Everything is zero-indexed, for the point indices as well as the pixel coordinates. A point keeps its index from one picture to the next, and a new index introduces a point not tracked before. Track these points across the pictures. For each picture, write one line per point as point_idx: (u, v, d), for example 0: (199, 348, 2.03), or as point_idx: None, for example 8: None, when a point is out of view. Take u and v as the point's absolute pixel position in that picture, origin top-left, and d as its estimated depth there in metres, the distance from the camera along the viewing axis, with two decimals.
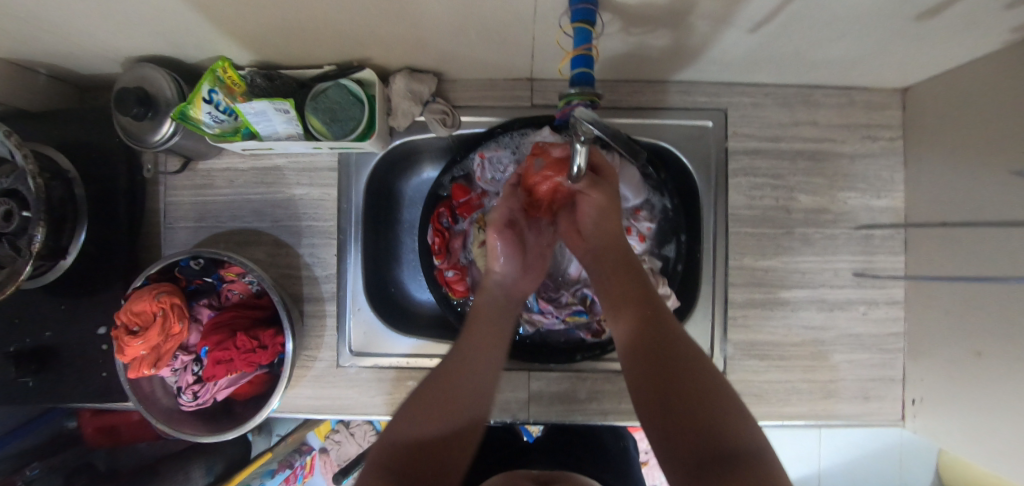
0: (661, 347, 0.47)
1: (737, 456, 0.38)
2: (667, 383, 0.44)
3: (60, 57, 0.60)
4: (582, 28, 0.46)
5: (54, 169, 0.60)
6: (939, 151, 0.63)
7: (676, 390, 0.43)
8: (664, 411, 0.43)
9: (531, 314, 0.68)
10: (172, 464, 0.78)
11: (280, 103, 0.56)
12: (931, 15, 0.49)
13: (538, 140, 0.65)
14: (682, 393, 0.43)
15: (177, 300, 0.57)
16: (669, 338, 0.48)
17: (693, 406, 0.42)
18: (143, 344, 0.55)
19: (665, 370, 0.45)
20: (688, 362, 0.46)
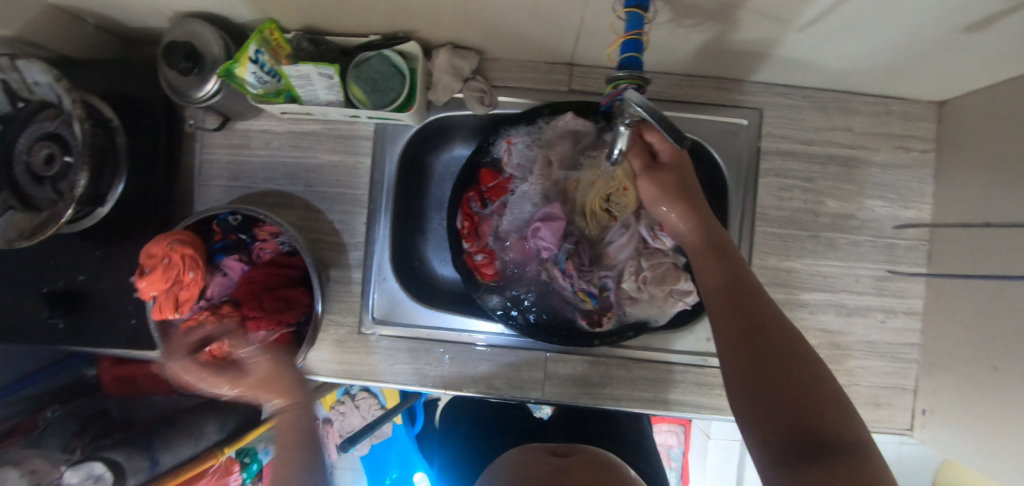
0: (757, 329, 0.42)
1: (836, 447, 0.33)
2: (768, 372, 0.38)
3: (112, 7, 0.61)
4: (635, 13, 0.47)
5: (97, 117, 0.60)
6: (971, 166, 0.63)
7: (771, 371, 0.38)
8: (759, 395, 0.38)
9: (553, 269, 0.66)
10: (187, 418, 0.80)
11: (324, 68, 0.56)
12: (981, 28, 0.49)
13: (561, 124, 0.66)
14: (785, 386, 0.37)
15: (190, 252, 0.57)
16: (767, 320, 0.42)
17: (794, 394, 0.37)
18: (154, 286, 0.57)
19: (762, 358, 0.39)
20: (793, 353, 0.39)
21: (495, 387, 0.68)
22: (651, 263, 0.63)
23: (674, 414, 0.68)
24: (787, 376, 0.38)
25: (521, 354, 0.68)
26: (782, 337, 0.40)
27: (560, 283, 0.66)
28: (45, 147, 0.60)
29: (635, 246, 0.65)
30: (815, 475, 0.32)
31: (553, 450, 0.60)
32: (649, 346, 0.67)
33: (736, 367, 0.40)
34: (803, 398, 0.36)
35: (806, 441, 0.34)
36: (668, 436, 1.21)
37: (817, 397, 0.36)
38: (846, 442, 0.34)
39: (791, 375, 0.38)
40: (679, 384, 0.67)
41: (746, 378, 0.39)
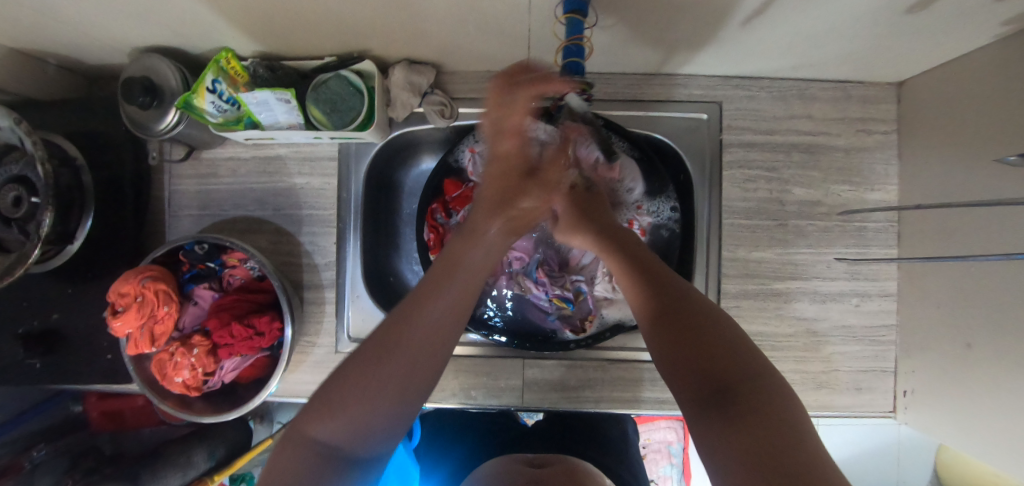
0: (668, 303, 0.45)
1: (745, 384, 0.36)
2: (676, 333, 0.42)
3: (69, 47, 0.61)
4: (575, 18, 0.47)
5: (62, 156, 0.61)
6: (932, 145, 0.63)
7: (679, 328, 0.42)
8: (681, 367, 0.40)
9: (525, 280, 0.69)
10: (174, 448, 0.80)
11: (280, 92, 0.57)
12: (922, 8, 0.49)
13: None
14: (691, 342, 0.41)
15: (162, 286, 0.58)
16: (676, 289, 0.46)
17: (698, 345, 0.40)
18: (128, 325, 0.56)
19: (678, 327, 0.42)
20: (697, 313, 0.43)
21: (474, 397, 0.68)
22: None
23: (644, 412, 0.68)
24: (701, 339, 0.40)
25: (499, 363, 0.68)
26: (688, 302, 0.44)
27: (534, 294, 0.69)
28: (12, 190, 0.60)
29: None
30: (719, 423, 0.35)
31: (531, 461, 0.59)
32: (625, 346, 0.68)
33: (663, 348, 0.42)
34: (707, 350, 0.40)
35: (715, 388, 0.37)
36: (666, 433, 1.20)
37: (731, 346, 0.39)
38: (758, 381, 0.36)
39: (696, 331, 0.41)
40: (648, 381, 0.67)
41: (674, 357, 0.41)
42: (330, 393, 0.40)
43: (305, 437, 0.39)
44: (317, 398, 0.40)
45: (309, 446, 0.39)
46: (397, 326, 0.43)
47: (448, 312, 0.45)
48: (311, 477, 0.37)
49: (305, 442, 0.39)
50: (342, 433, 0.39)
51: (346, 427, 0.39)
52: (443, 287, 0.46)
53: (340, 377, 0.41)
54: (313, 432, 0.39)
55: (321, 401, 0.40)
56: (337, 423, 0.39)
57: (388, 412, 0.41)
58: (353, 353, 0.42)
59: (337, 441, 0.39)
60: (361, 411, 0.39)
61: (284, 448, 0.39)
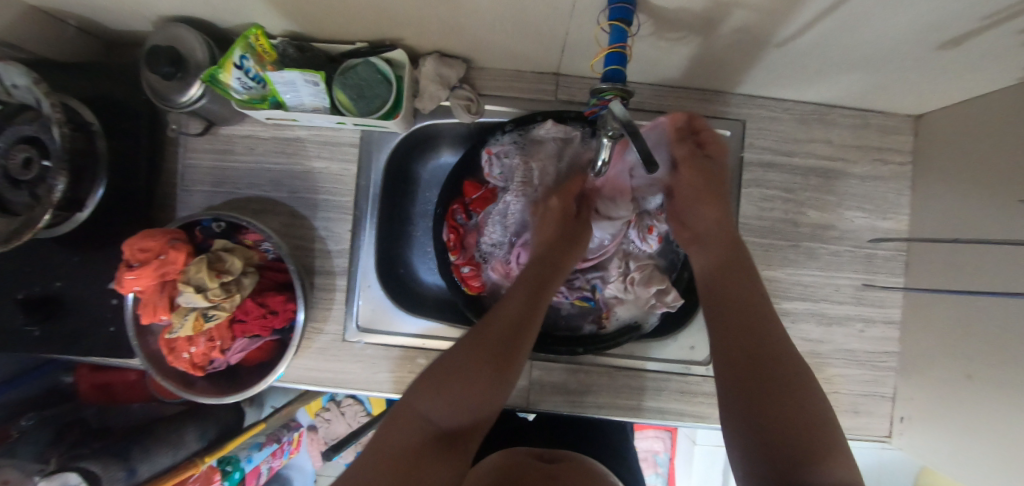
0: (770, 356, 0.48)
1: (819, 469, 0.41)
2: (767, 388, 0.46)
3: (94, 9, 0.60)
4: (618, 26, 0.47)
5: (77, 121, 0.59)
6: (946, 179, 0.65)
7: (770, 374, 0.46)
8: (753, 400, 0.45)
9: None
10: (166, 424, 0.78)
11: (310, 75, 0.56)
12: (953, 45, 0.50)
13: (541, 133, 0.65)
14: (775, 395, 0.45)
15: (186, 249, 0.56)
16: (782, 362, 0.47)
17: (784, 405, 0.44)
18: (136, 281, 0.54)
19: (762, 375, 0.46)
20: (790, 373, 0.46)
21: None
22: (639, 265, 0.65)
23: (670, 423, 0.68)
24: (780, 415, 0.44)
25: None
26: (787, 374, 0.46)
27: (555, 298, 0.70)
28: (23, 150, 0.58)
29: (620, 248, 0.67)
30: None
31: (539, 454, 0.60)
32: (632, 354, 0.68)
33: (742, 398, 0.46)
34: (791, 416, 0.44)
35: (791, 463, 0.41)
36: (654, 442, 1.21)
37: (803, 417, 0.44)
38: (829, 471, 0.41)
39: (786, 392, 0.45)
40: (649, 392, 0.68)
41: (752, 412, 0.45)
42: (439, 379, 0.48)
43: (412, 412, 0.47)
44: (422, 383, 0.49)
45: (419, 422, 0.47)
46: (487, 318, 0.54)
47: (518, 321, 0.53)
48: (408, 447, 0.45)
49: (416, 419, 0.47)
50: (443, 414, 0.47)
51: (448, 410, 0.47)
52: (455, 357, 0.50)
53: (433, 371, 0.49)
54: (421, 411, 0.47)
55: (431, 380, 0.48)
56: (440, 403, 0.47)
57: (465, 406, 0.48)
58: (457, 342, 0.52)
59: (434, 418, 0.47)
60: (462, 398, 0.48)
61: (391, 423, 0.47)
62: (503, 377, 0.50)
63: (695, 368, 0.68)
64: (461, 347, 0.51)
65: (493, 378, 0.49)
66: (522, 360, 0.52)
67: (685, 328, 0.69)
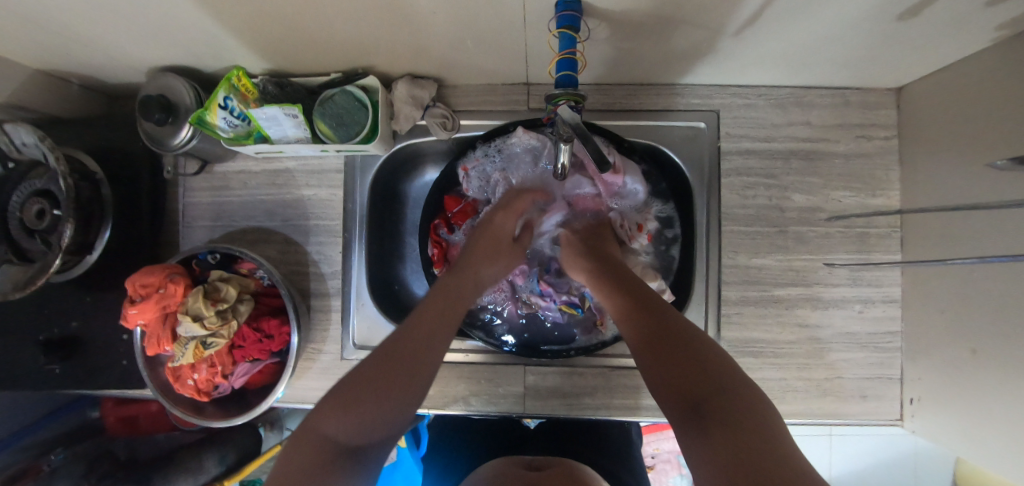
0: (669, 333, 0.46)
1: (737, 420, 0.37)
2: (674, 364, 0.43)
3: (91, 67, 0.65)
4: (567, 33, 0.48)
5: (82, 171, 0.64)
6: (933, 149, 0.63)
7: (672, 352, 0.44)
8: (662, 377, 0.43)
9: (532, 295, 0.71)
10: (186, 452, 0.81)
11: (289, 108, 0.59)
12: (912, 15, 0.49)
13: (516, 143, 0.68)
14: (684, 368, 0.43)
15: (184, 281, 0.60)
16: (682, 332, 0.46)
17: (694, 376, 0.42)
18: (139, 315, 0.58)
19: (666, 351, 0.45)
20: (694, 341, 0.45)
21: (473, 404, 0.69)
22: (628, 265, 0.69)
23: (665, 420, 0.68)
24: (694, 385, 0.41)
25: (499, 369, 0.69)
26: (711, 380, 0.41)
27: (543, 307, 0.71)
28: (35, 203, 0.62)
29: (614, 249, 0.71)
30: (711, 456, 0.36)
31: (529, 463, 0.60)
32: (625, 353, 0.68)
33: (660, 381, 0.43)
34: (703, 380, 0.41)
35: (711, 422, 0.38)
36: (676, 443, 1.19)
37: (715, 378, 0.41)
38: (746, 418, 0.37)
39: (692, 362, 0.43)
40: (649, 389, 0.68)
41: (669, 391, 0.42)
42: (345, 395, 0.45)
43: (315, 432, 0.43)
44: (332, 399, 0.45)
45: (329, 443, 0.42)
46: (407, 327, 0.51)
47: (438, 327, 0.52)
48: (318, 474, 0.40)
49: (319, 440, 0.43)
50: (351, 432, 0.43)
51: (357, 426, 0.44)
52: (382, 363, 0.47)
53: (352, 382, 0.46)
54: (324, 429, 0.43)
55: (337, 399, 0.45)
56: (346, 419, 0.44)
57: (382, 421, 0.45)
58: (375, 349, 0.50)
59: (346, 437, 0.43)
60: (374, 412, 0.44)
61: (293, 448, 0.43)
62: (423, 372, 0.49)
63: None
64: (396, 341, 0.49)
65: (405, 389, 0.47)
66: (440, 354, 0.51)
67: None
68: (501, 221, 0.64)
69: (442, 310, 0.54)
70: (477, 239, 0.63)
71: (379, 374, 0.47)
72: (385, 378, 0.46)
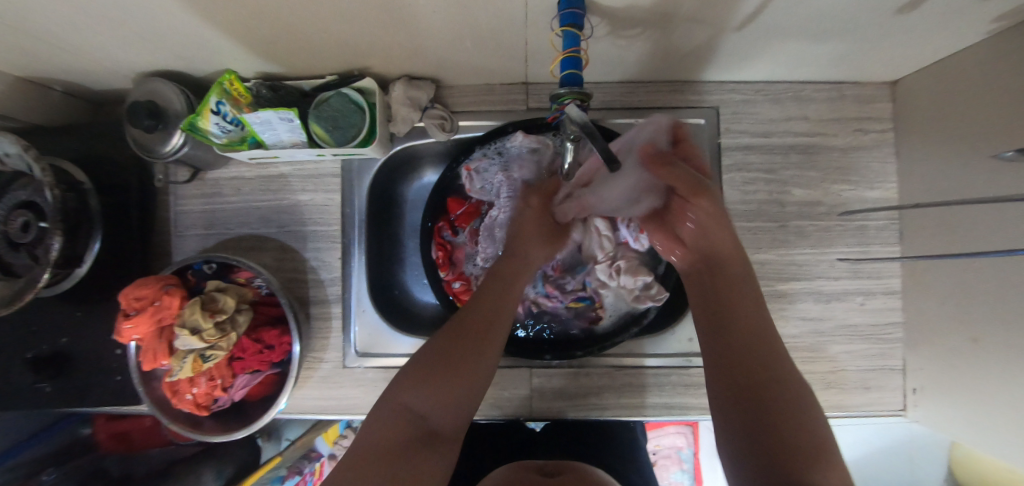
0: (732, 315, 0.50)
1: (783, 410, 0.42)
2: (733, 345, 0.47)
3: (75, 73, 0.62)
4: (570, 32, 0.48)
5: (69, 181, 0.61)
6: (929, 142, 0.64)
7: (734, 331, 0.48)
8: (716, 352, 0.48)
9: (538, 295, 0.70)
10: (183, 467, 0.79)
11: (284, 112, 0.58)
12: (910, 10, 0.50)
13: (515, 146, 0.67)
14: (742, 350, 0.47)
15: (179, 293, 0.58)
16: (747, 317, 0.49)
17: (752, 360, 0.46)
18: (133, 329, 0.56)
19: (730, 329, 0.49)
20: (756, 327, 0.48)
21: (478, 408, 0.68)
22: (624, 253, 0.65)
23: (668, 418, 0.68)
24: (749, 367, 0.45)
25: (505, 372, 0.69)
26: (764, 372, 0.45)
27: (549, 306, 0.71)
28: (21, 215, 0.60)
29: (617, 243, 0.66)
30: (748, 438, 0.41)
31: (541, 469, 0.60)
32: (631, 352, 0.68)
33: (714, 355, 0.48)
34: (756, 365, 0.45)
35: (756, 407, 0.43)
36: (676, 438, 1.18)
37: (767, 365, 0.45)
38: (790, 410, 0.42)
39: (748, 347, 0.47)
40: (655, 388, 0.67)
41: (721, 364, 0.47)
42: (419, 374, 0.49)
43: (398, 405, 0.48)
44: (408, 374, 0.49)
45: (407, 413, 0.47)
46: (476, 301, 0.55)
47: (498, 309, 0.55)
48: (400, 440, 0.46)
49: (400, 412, 0.47)
50: (428, 406, 0.48)
51: (434, 401, 0.48)
52: (454, 341, 0.51)
53: (424, 359, 0.50)
54: (405, 401, 0.48)
55: (415, 373, 0.49)
56: (424, 393, 0.48)
57: (455, 400, 0.49)
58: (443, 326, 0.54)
59: (424, 412, 0.48)
60: (446, 389, 0.49)
61: (373, 421, 0.47)
62: (491, 347, 0.52)
63: (696, 360, 0.68)
64: (465, 317, 0.53)
65: (473, 367, 0.51)
66: (504, 332, 0.54)
67: (682, 321, 0.69)
68: (538, 207, 0.63)
69: (506, 290, 0.56)
70: (522, 229, 0.62)
71: (450, 352, 0.51)
72: (456, 356, 0.50)
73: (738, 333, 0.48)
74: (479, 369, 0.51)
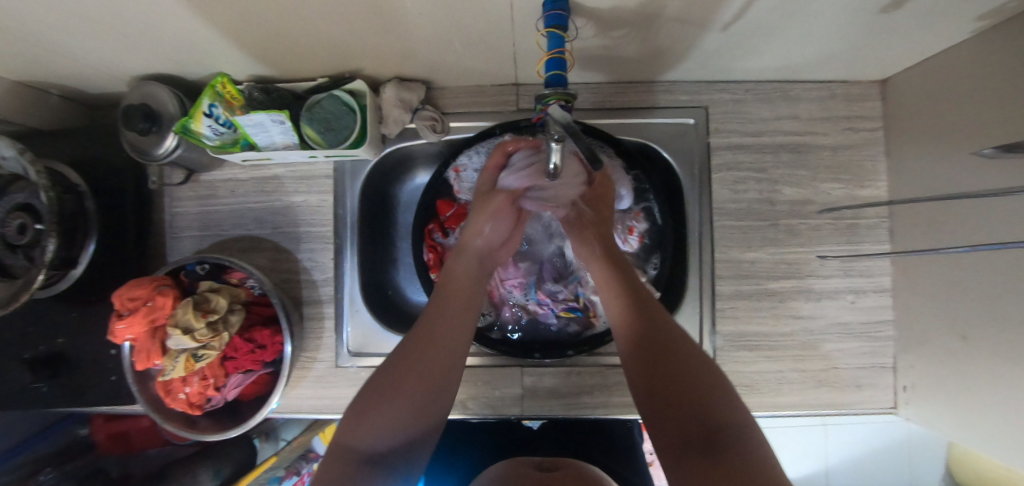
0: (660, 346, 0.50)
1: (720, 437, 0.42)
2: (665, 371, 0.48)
3: (70, 77, 0.63)
4: (555, 33, 0.48)
5: (65, 183, 0.62)
6: (918, 140, 0.64)
7: (665, 358, 0.49)
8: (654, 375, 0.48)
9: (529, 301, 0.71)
10: (181, 467, 0.80)
11: (275, 114, 0.58)
12: (895, 8, 0.50)
13: None
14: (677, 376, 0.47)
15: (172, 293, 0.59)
16: (669, 343, 0.50)
17: (689, 386, 0.46)
18: (127, 330, 0.57)
19: (659, 359, 0.49)
20: (680, 353, 0.49)
21: (470, 407, 0.69)
22: None
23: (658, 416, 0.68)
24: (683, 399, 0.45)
25: (497, 372, 0.69)
26: (706, 400, 0.45)
27: (541, 314, 0.72)
28: (17, 218, 0.61)
29: None
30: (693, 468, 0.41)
31: (538, 464, 0.60)
32: None
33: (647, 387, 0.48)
34: (693, 392, 0.46)
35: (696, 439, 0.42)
36: None
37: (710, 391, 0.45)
38: (728, 435, 0.42)
39: (690, 373, 0.47)
40: None
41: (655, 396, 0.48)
42: (366, 404, 0.48)
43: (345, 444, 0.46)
44: (356, 407, 0.49)
45: (355, 449, 0.46)
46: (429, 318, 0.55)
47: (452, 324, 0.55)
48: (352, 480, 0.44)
49: (347, 448, 0.46)
50: (378, 438, 0.47)
51: (383, 431, 0.47)
52: (406, 361, 0.51)
53: (376, 385, 0.50)
54: (353, 439, 0.46)
55: (360, 404, 0.49)
56: (373, 424, 0.47)
57: (407, 424, 0.49)
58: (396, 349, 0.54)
59: (375, 445, 0.47)
60: (395, 417, 0.48)
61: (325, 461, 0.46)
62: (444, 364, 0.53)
63: None
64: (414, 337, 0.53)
65: (425, 387, 0.50)
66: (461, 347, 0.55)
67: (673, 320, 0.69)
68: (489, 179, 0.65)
69: (454, 309, 0.56)
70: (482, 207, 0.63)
71: (405, 369, 0.51)
72: (407, 375, 0.50)
73: (678, 362, 0.48)
74: (432, 387, 0.51)
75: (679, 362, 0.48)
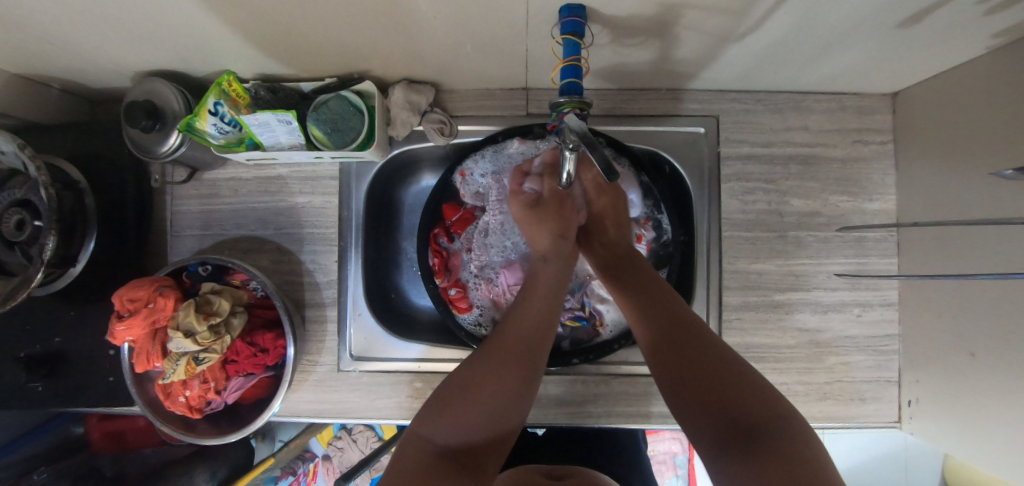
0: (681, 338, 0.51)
1: (765, 424, 0.41)
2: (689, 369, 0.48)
3: (72, 71, 0.62)
4: (571, 40, 0.48)
5: (65, 180, 0.61)
6: (928, 155, 0.64)
7: (684, 353, 0.50)
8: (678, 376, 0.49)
9: None
10: (176, 468, 0.79)
11: (282, 114, 0.57)
12: (912, 23, 0.49)
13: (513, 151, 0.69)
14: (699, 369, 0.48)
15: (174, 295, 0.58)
16: (687, 338, 0.51)
17: (710, 382, 0.46)
18: (127, 331, 0.56)
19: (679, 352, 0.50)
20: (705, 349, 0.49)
21: None
22: None
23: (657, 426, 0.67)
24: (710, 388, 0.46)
25: None
26: (739, 394, 0.45)
27: None
28: (15, 214, 0.60)
29: None
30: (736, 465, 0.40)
31: (547, 472, 0.59)
32: (626, 360, 0.68)
33: (669, 384, 0.49)
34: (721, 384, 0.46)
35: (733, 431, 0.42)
36: (671, 444, 1.19)
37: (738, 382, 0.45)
38: (773, 425, 0.41)
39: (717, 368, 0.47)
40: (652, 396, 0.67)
41: (677, 391, 0.48)
42: (442, 402, 0.50)
43: (420, 437, 0.47)
44: (428, 408, 0.50)
45: (431, 441, 0.47)
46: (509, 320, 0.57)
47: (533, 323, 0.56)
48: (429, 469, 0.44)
49: (423, 443, 0.47)
50: (452, 436, 0.47)
51: (458, 428, 0.48)
52: (480, 359, 0.52)
53: (453, 384, 0.51)
54: (428, 433, 0.47)
55: (435, 405, 0.50)
56: (449, 423, 0.48)
57: (483, 419, 0.49)
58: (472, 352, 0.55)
59: (449, 441, 0.47)
60: (470, 413, 0.49)
61: (399, 454, 0.47)
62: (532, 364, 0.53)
63: None
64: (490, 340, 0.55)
65: (502, 379, 0.51)
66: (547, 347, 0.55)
67: None
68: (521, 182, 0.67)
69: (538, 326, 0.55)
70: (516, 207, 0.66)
71: (487, 364, 0.52)
72: (485, 372, 0.51)
73: (700, 359, 0.49)
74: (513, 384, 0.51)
75: (704, 358, 0.48)
